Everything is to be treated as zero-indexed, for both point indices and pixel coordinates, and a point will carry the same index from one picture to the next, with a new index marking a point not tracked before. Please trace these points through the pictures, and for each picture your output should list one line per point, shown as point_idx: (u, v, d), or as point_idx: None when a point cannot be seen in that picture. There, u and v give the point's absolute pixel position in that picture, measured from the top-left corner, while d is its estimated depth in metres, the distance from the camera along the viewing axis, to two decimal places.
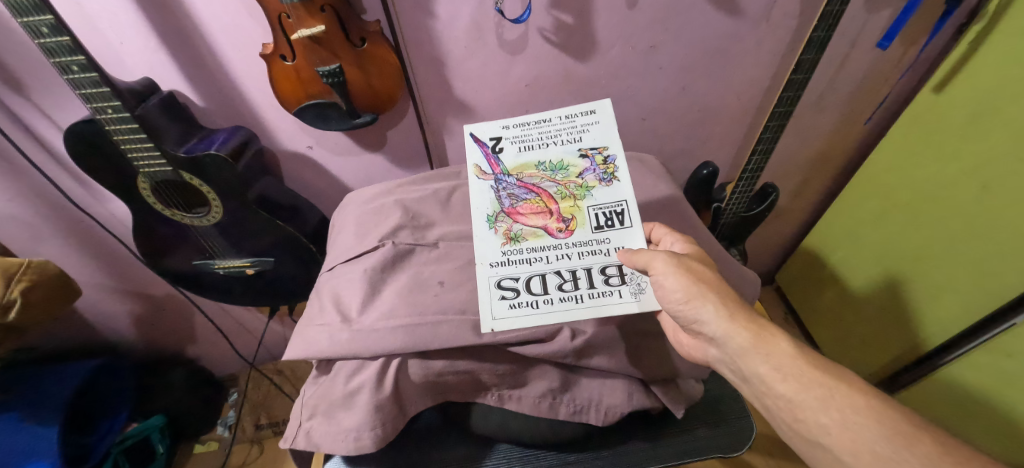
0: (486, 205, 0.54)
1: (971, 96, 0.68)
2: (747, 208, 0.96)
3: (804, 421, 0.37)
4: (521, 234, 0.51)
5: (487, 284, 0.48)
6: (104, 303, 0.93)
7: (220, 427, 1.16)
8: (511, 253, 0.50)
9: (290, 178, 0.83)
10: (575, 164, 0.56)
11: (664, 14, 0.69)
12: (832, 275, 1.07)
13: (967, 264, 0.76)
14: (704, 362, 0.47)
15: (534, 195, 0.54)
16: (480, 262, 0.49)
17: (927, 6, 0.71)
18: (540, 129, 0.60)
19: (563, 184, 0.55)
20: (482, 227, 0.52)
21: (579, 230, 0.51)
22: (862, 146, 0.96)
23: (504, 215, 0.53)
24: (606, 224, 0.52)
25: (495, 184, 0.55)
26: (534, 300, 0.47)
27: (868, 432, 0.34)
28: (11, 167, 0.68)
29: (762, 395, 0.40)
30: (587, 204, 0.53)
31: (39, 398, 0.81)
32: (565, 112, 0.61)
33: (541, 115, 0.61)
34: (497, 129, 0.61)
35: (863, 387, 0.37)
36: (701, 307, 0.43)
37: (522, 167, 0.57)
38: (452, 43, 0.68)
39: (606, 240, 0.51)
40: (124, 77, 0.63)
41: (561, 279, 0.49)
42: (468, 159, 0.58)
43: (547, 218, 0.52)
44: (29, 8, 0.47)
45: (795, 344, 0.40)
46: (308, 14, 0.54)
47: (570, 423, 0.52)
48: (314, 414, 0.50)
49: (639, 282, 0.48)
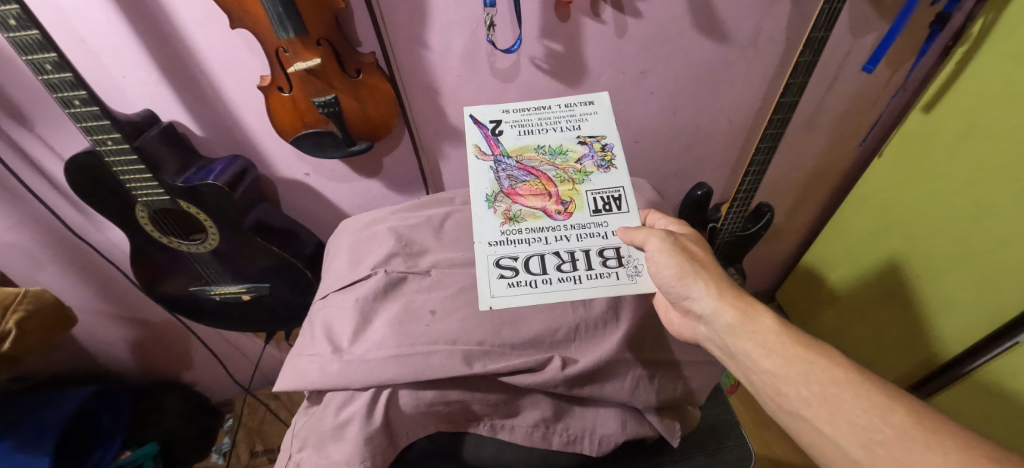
0: (485, 185, 0.51)
1: (960, 114, 0.70)
2: (743, 227, 0.96)
3: (787, 395, 0.40)
4: (520, 215, 0.50)
5: (485, 262, 0.47)
6: (100, 329, 0.93)
7: (214, 455, 1.12)
8: (510, 232, 0.49)
9: (287, 204, 0.84)
10: (573, 150, 0.54)
11: (653, 42, 0.71)
12: (829, 293, 1.07)
13: (969, 282, 0.75)
14: (693, 339, 0.50)
15: (532, 177, 0.52)
16: (479, 240, 0.48)
17: (912, 29, 0.72)
18: (541, 114, 0.57)
19: (562, 168, 0.53)
20: (481, 206, 0.50)
21: (577, 213, 0.50)
22: (855, 167, 0.97)
23: (503, 196, 0.51)
24: (604, 208, 0.50)
25: (494, 165, 0.53)
26: (533, 278, 0.46)
27: (845, 403, 0.37)
28: (13, 198, 0.69)
29: (748, 370, 0.43)
30: (585, 188, 0.51)
31: (33, 426, 0.81)
32: (565, 100, 0.58)
33: (541, 101, 0.58)
34: (496, 112, 0.57)
35: (843, 363, 0.39)
36: (693, 284, 0.46)
37: (522, 149, 0.54)
38: (446, 73, 0.70)
39: (604, 223, 0.50)
40: (126, 110, 0.64)
41: (559, 260, 0.47)
42: (466, 139, 0.55)
43: (546, 200, 0.51)
44: (34, 46, 0.48)
45: (779, 322, 0.43)
46: (305, 49, 0.56)
47: (565, 453, 0.51)
48: (304, 446, 0.48)
49: (636, 264, 0.48)
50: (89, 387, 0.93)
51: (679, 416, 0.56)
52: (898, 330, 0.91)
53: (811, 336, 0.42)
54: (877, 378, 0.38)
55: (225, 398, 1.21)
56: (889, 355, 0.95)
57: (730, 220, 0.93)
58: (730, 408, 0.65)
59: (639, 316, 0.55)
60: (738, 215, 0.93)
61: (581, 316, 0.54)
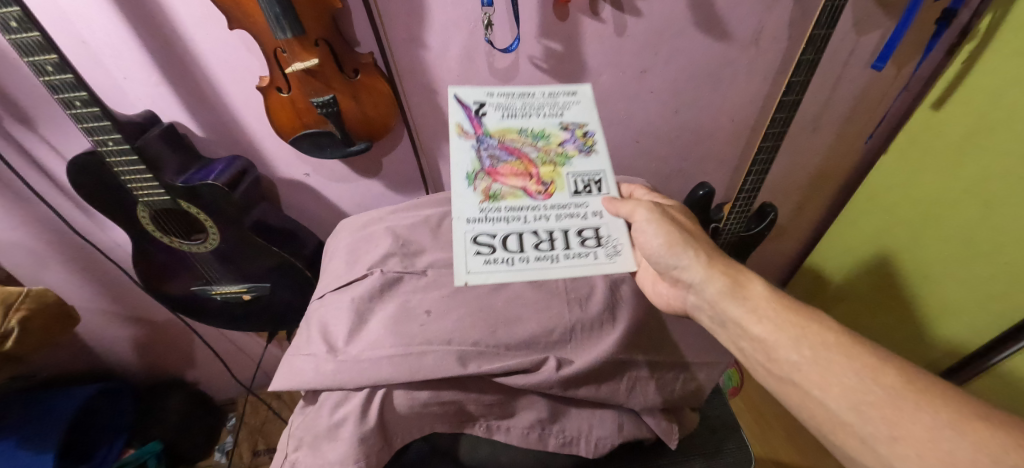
0: (466, 164, 0.49)
1: (970, 112, 0.68)
2: (746, 228, 0.93)
3: (777, 360, 0.39)
4: (499, 193, 0.48)
5: (462, 239, 0.44)
6: (104, 328, 0.94)
7: (217, 453, 1.11)
8: (489, 210, 0.46)
9: (287, 205, 0.85)
10: (555, 134, 0.53)
11: (653, 41, 0.70)
12: (834, 294, 1.04)
13: (980, 282, 0.73)
14: (681, 310, 0.50)
15: (514, 157, 0.50)
16: (457, 216, 0.45)
17: (917, 26, 0.72)
18: (524, 99, 0.55)
19: (544, 150, 0.51)
20: (461, 184, 0.48)
21: (557, 193, 0.48)
22: (862, 166, 0.96)
23: (483, 174, 0.49)
24: (584, 190, 0.49)
25: (476, 144, 0.51)
26: (509, 256, 0.44)
27: (837, 365, 0.36)
28: (17, 198, 0.70)
29: (738, 337, 0.42)
30: (567, 171, 0.50)
31: (39, 425, 0.82)
32: (549, 88, 0.56)
33: (525, 87, 0.56)
34: (481, 95, 0.54)
35: (834, 328, 0.38)
36: (683, 253, 0.46)
37: (505, 129, 0.52)
38: (446, 73, 0.70)
39: (584, 205, 0.49)
40: (127, 111, 0.65)
41: (538, 239, 0.45)
42: (449, 118, 0.52)
43: (527, 180, 0.49)
44: (35, 48, 0.49)
45: (769, 289, 0.43)
46: (303, 49, 0.56)
47: (561, 455, 0.51)
48: (300, 446, 0.48)
49: (614, 244, 0.46)
50: (92, 385, 0.94)
51: (677, 418, 0.55)
52: (905, 331, 0.89)
53: (804, 305, 0.42)
54: (868, 342, 0.37)
55: (227, 397, 1.21)
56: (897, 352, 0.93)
57: (732, 220, 0.91)
58: (730, 411, 0.64)
59: (636, 318, 0.55)
60: (740, 216, 0.91)
61: (577, 316, 0.53)
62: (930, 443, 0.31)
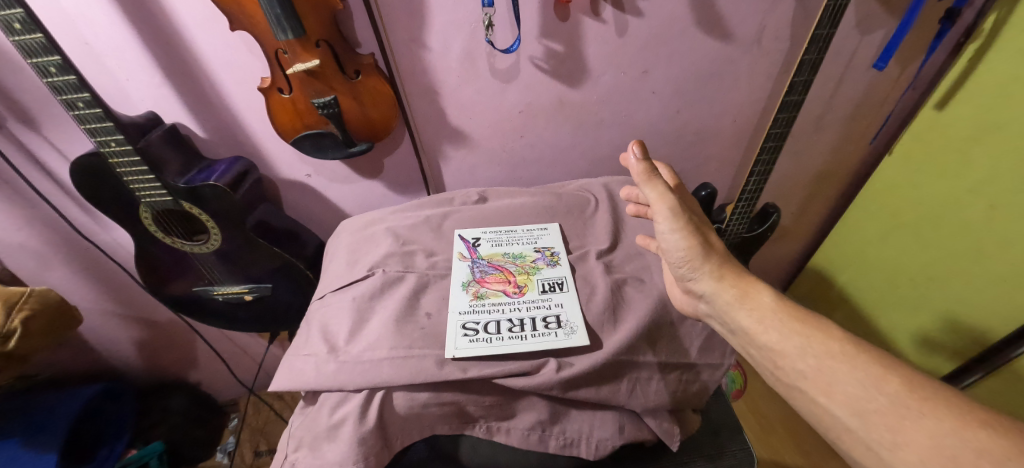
0: (462, 274, 0.60)
1: (974, 113, 0.68)
2: (748, 229, 0.92)
3: (783, 368, 0.39)
4: (485, 294, 0.57)
5: (454, 325, 0.53)
6: (107, 328, 0.94)
7: (219, 454, 1.10)
8: (476, 305, 0.56)
9: (289, 206, 0.85)
10: (529, 254, 0.63)
11: (654, 40, 0.70)
12: (839, 296, 1.03)
13: (984, 285, 0.73)
14: (695, 315, 0.50)
15: (499, 271, 0.61)
16: (450, 310, 0.54)
17: (920, 25, 0.71)
18: (509, 232, 0.67)
19: (521, 265, 0.61)
20: (455, 287, 0.58)
21: (529, 292, 0.57)
22: (867, 166, 0.95)
23: (473, 281, 0.59)
24: (550, 289, 0.57)
25: (471, 264, 0.61)
26: (489, 336, 0.52)
27: (842, 375, 0.35)
28: (21, 198, 0.70)
29: (747, 344, 0.43)
30: (537, 276, 0.59)
31: (41, 424, 0.82)
32: (527, 222, 0.69)
33: (510, 224, 0.68)
34: (477, 231, 0.67)
35: (838, 335, 0.38)
36: (699, 267, 0.45)
37: (494, 254, 0.63)
38: (446, 73, 0.70)
39: (549, 299, 0.56)
40: (130, 112, 0.65)
41: (511, 324, 0.53)
42: (451, 248, 0.64)
43: (506, 284, 0.59)
44: (39, 49, 0.49)
45: (777, 298, 0.42)
46: (304, 49, 0.56)
47: (563, 457, 0.50)
48: (299, 446, 0.48)
49: (572, 325, 0.52)
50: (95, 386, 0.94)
51: (678, 420, 0.55)
52: (909, 331, 0.88)
53: (809, 311, 0.41)
54: (875, 350, 0.37)
55: (230, 398, 1.21)
56: (902, 354, 0.92)
57: (735, 221, 0.89)
58: (732, 411, 0.64)
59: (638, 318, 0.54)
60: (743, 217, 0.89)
61: (577, 318, 0.53)
62: (932, 450, 0.30)
